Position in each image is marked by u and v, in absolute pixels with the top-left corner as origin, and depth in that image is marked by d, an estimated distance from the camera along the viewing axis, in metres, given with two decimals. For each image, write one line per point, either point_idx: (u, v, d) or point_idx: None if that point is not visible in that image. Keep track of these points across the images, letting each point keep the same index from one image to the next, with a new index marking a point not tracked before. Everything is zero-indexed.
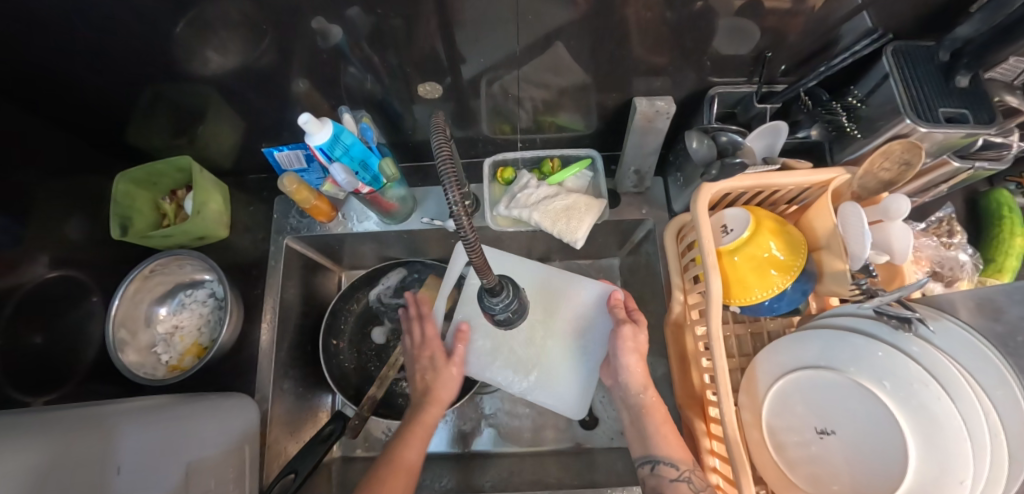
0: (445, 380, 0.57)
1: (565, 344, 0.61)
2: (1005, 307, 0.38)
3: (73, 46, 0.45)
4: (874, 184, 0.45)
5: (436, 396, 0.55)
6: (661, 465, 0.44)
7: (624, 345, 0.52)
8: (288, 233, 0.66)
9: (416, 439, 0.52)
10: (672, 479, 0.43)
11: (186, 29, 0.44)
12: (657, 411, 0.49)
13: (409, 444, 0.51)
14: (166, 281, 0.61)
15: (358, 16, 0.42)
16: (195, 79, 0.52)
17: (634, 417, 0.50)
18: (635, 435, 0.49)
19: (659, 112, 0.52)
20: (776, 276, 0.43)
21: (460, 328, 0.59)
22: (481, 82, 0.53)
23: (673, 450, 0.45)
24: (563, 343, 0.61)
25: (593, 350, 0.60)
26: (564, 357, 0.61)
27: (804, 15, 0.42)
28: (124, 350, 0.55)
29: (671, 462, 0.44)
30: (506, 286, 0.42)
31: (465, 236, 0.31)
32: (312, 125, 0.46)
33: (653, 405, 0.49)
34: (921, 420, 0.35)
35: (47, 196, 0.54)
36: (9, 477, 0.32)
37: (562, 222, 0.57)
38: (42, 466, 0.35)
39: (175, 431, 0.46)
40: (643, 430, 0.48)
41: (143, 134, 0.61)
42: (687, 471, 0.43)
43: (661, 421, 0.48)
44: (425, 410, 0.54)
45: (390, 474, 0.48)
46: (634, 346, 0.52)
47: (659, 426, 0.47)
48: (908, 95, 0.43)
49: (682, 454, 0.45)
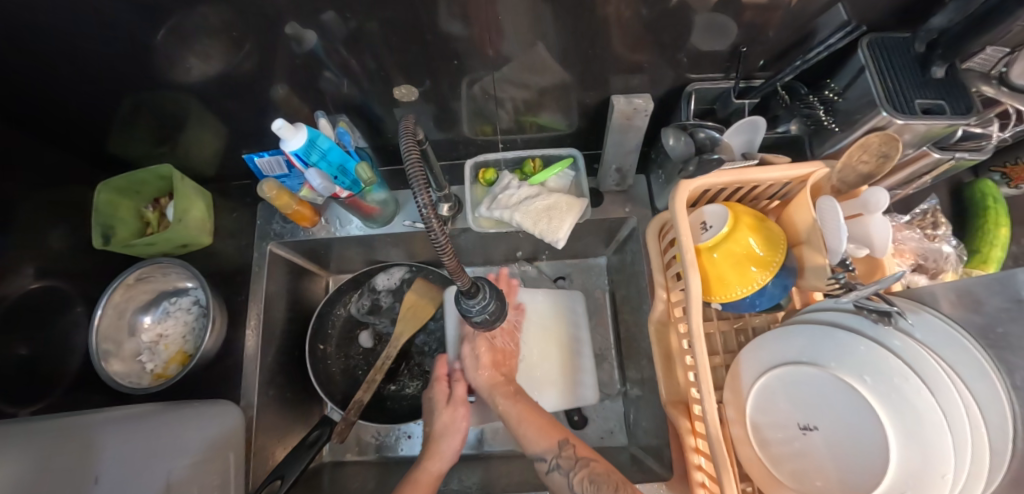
0: (448, 434, 0.54)
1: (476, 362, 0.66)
2: (985, 299, 0.37)
3: (49, 58, 0.45)
4: (852, 178, 0.47)
5: (433, 450, 0.53)
6: (538, 460, 0.50)
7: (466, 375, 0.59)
8: (271, 239, 0.65)
9: None
10: (545, 471, 0.49)
11: (161, 38, 0.44)
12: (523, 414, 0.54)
13: None
14: (151, 289, 0.61)
15: (332, 21, 0.42)
16: (173, 87, 0.52)
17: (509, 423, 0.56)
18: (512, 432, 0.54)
19: (637, 109, 0.52)
20: (756, 272, 0.43)
21: (455, 372, 0.59)
22: (460, 84, 0.52)
23: (544, 440, 0.51)
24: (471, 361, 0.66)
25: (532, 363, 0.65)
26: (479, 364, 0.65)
27: (780, 9, 0.41)
28: (108, 359, 0.55)
29: (543, 455, 0.50)
30: (483, 288, 0.41)
31: (435, 238, 0.30)
32: (286, 131, 0.46)
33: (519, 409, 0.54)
34: (902, 415, 0.34)
35: (29, 207, 0.54)
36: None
37: (543, 222, 0.57)
38: (25, 473, 0.36)
39: (158, 439, 0.46)
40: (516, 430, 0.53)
41: (124, 143, 0.61)
42: (556, 458, 0.49)
43: (520, 422, 0.53)
44: (423, 468, 0.52)
45: None
46: (473, 363, 0.58)
47: (528, 426, 0.52)
48: (884, 87, 0.42)
49: (546, 445, 0.50)
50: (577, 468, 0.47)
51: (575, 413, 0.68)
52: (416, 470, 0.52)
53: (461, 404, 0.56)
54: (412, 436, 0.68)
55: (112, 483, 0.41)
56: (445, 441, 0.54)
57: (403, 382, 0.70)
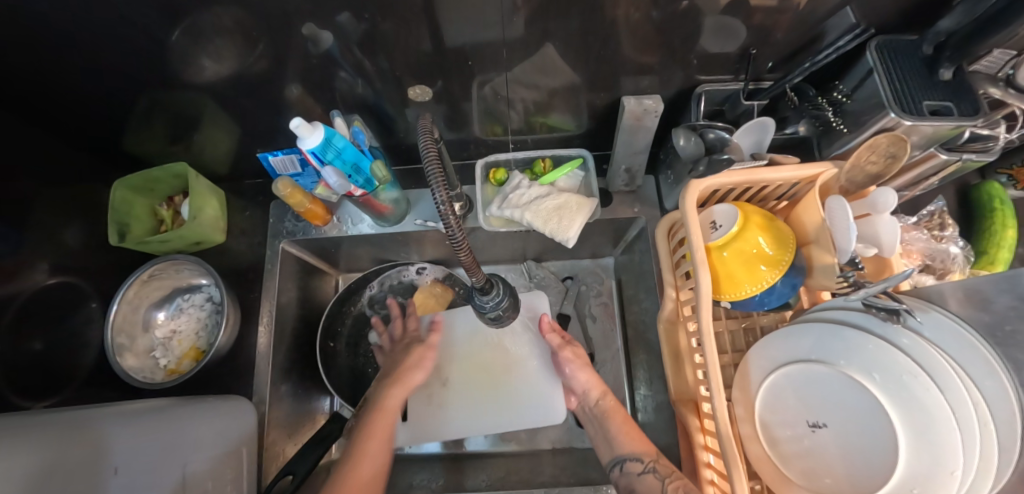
0: (415, 368, 0.58)
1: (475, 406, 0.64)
2: (993, 297, 0.37)
3: (69, 57, 0.46)
4: (861, 178, 0.47)
5: (403, 379, 0.56)
6: (628, 462, 0.47)
7: (569, 361, 0.58)
8: (283, 237, 0.66)
9: (371, 448, 0.48)
10: (638, 472, 0.45)
11: (178, 36, 0.45)
12: (616, 413, 0.53)
13: (370, 439, 0.49)
14: (164, 286, 0.62)
15: (348, 22, 0.42)
16: (187, 86, 0.52)
17: (600, 425, 0.53)
18: (600, 441, 0.52)
19: (647, 110, 0.53)
20: (765, 271, 0.43)
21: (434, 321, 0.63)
22: (472, 84, 0.53)
23: (637, 447, 0.48)
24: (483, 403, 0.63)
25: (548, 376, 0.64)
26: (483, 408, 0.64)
27: (789, 11, 0.42)
28: (122, 354, 0.56)
29: (636, 457, 0.47)
30: (497, 284, 0.42)
31: (453, 235, 0.31)
32: (304, 129, 0.47)
33: (610, 410, 0.54)
34: (912, 413, 0.35)
35: (46, 205, 0.55)
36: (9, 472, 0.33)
37: (554, 221, 0.57)
38: (37, 467, 0.35)
39: (169, 434, 0.46)
40: (608, 433, 0.51)
41: (140, 141, 0.62)
42: (652, 462, 0.45)
43: (620, 422, 0.51)
44: (373, 417, 0.51)
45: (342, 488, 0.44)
46: (578, 361, 0.58)
47: (619, 429, 0.51)
48: (893, 89, 0.43)
49: (644, 449, 0.47)
50: (674, 476, 0.44)
51: None
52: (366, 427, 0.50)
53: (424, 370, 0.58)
54: None
55: (128, 478, 0.41)
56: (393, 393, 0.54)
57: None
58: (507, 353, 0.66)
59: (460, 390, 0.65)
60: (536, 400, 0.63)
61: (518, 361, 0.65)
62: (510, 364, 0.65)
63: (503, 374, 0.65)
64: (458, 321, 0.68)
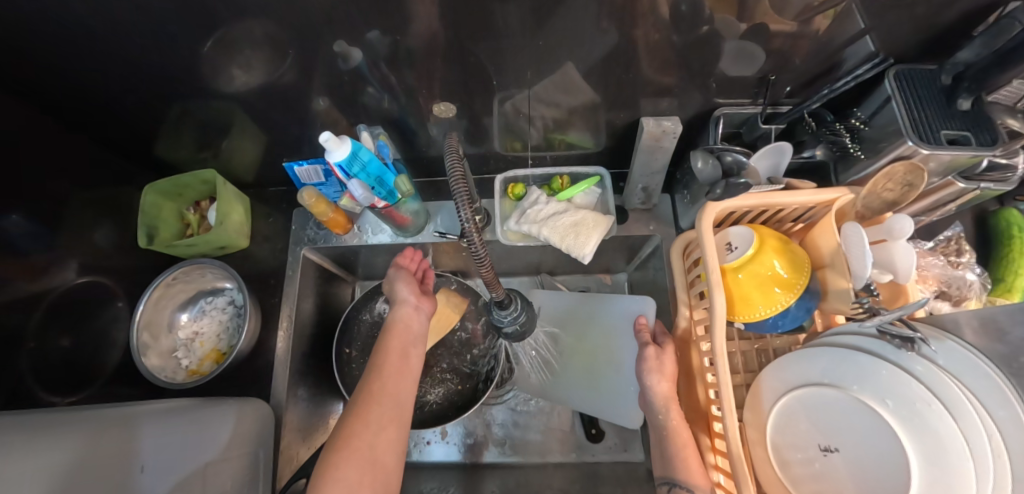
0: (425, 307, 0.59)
1: (573, 382, 0.69)
2: (1009, 327, 0.37)
3: (107, 63, 0.48)
4: (877, 204, 0.48)
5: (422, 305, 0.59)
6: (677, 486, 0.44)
7: (648, 366, 0.53)
8: (305, 244, 0.69)
9: (391, 362, 0.50)
10: None
11: (212, 47, 0.47)
12: (679, 433, 0.47)
13: (386, 362, 0.50)
14: (188, 289, 0.64)
15: (376, 39, 0.44)
16: (219, 96, 0.54)
17: (658, 437, 0.49)
18: (657, 451, 0.49)
19: (665, 131, 0.54)
20: (780, 294, 0.44)
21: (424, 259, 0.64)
22: (494, 102, 0.55)
23: (693, 477, 0.44)
24: (578, 387, 0.68)
25: (628, 382, 0.65)
26: (581, 391, 0.68)
27: (809, 37, 0.43)
28: (147, 353, 0.57)
29: (688, 486, 0.44)
30: (514, 299, 0.43)
31: (474, 250, 0.32)
32: (332, 142, 0.49)
33: (677, 428, 0.48)
34: (926, 440, 0.35)
35: (79, 206, 0.57)
36: (38, 467, 0.36)
37: (570, 238, 0.58)
38: (63, 466, 0.37)
39: (192, 434, 0.48)
40: (665, 450, 0.47)
41: (171, 147, 0.64)
42: None
43: (683, 445, 0.46)
44: (408, 314, 0.56)
45: (387, 384, 0.47)
46: (657, 366, 0.52)
47: (678, 450, 0.46)
48: (911, 118, 0.43)
49: (699, 481, 0.44)
50: None
51: (593, 427, 0.68)
52: (378, 360, 0.50)
53: (423, 296, 0.60)
54: (431, 443, 0.69)
55: (155, 473, 0.43)
56: (398, 314, 0.56)
57: (446, 383, 0.69)
58: (607, 346, 0.69)
59: (569, 360, 0.70)
60: (616, 397, 0.66)
61: (619, 360, 0.67)
62: (604, 360, 0.68)
63: (608, 365, 0.68)
64: (548, 302, 0.74)
